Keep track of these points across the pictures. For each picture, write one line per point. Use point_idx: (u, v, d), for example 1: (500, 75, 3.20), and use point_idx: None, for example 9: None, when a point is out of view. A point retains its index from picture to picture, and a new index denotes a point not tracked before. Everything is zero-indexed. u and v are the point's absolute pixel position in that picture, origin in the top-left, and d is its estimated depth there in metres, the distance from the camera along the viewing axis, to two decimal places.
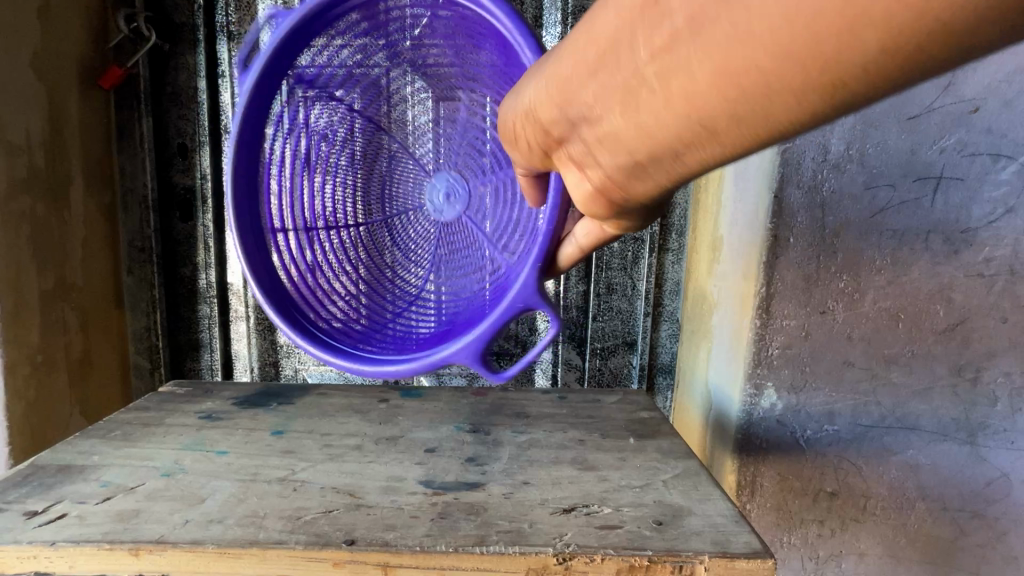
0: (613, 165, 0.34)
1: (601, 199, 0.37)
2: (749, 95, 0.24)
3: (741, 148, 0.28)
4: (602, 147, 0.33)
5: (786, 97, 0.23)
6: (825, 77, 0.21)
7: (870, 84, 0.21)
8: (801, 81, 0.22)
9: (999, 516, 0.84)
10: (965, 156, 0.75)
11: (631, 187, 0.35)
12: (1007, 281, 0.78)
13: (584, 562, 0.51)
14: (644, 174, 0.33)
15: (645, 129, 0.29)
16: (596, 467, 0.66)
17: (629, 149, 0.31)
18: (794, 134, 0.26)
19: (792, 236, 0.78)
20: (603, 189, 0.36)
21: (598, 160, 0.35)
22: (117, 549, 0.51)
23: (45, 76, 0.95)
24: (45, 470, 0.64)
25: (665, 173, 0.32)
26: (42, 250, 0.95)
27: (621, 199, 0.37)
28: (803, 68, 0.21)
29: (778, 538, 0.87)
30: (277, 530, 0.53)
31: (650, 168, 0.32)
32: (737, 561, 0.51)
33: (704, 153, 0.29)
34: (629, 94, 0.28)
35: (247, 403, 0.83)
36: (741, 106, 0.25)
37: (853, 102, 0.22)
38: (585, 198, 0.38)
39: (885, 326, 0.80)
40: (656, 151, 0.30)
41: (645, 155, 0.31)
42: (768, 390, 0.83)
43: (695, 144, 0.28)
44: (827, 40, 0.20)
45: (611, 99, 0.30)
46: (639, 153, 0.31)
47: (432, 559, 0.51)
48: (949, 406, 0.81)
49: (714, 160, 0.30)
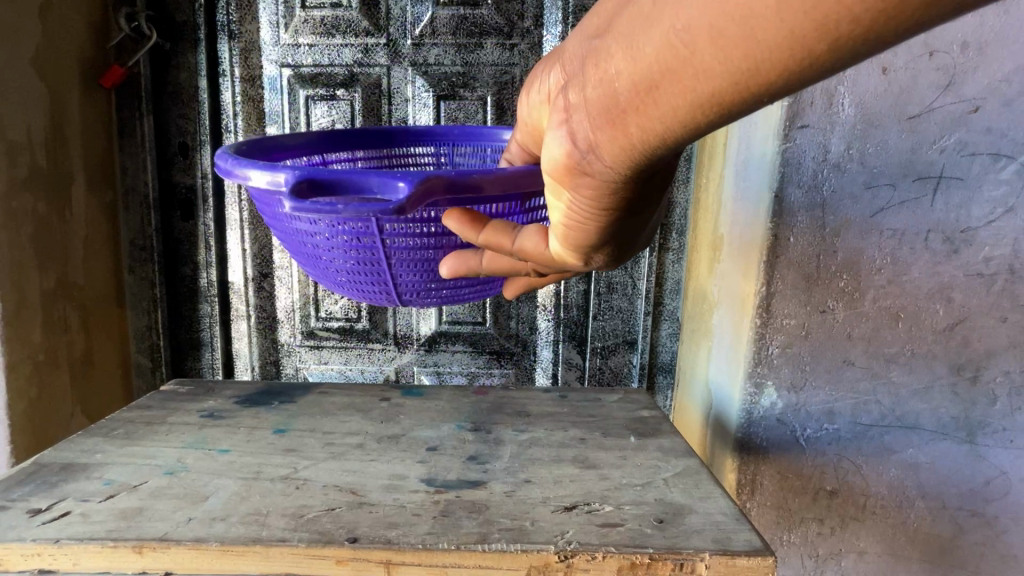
0: (586, 109, 0.36)
1: (563, 156, 0.38)
2: (735, 19, 0.28)
3: (710, 91, 0.31)
4: (587, 86, 0.36)
5: (764, 29, 0.28)
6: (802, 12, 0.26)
7: (829, 30, 0.27)
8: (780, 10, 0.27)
9: (997, 514, 0.84)
10: (965, 156, 0.75)
11: (594, 143, 0.37)
12: (1007, 281, 0.78)
13: (586, 560, 0.51)
14: (613, 121, 0.35)
15: (633, 56, 0.33)
16: (598, 466, 0.66)
17: (610, 83, 0.34)
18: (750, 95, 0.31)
19: (792, 236, 0.79)
20: (568, 137, 0.37)
21: (577, 103, 0.36)
22: (121, 546, 0.51)
23: (47, 75, 0.95)
24: (48, 468, 0.64)
25: (633, 124, 0.35)
26: (44, 248, 0.95)
27: (580, 160, 0.38)
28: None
29: (778, 537, 0.87)
30: (280, 528, 0.53)
31: (621, 111, 0.34)
32: (738, 558, 0.51)
33: (678, 89, 0.32)
34: (632, 22, 0.33)
35: (249, 402, 0.83)
36: (724, 20, 0.29)
37: (806, 58, 0.28)
38: (547, 158, 0.40)
39: (885, 325, 0.80)
40: (634, 85, 0.33)
41: (623, 89, 0.34)
42: (768, 389, 0.83)
43: (673, 77, 0.32)
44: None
45: (617, 34, 0.34)
46: (619, 88, 0.34)
47: (434, 557, 0.51)
48: (948, 405, 0.82)
49: (681, 108, 0.33)
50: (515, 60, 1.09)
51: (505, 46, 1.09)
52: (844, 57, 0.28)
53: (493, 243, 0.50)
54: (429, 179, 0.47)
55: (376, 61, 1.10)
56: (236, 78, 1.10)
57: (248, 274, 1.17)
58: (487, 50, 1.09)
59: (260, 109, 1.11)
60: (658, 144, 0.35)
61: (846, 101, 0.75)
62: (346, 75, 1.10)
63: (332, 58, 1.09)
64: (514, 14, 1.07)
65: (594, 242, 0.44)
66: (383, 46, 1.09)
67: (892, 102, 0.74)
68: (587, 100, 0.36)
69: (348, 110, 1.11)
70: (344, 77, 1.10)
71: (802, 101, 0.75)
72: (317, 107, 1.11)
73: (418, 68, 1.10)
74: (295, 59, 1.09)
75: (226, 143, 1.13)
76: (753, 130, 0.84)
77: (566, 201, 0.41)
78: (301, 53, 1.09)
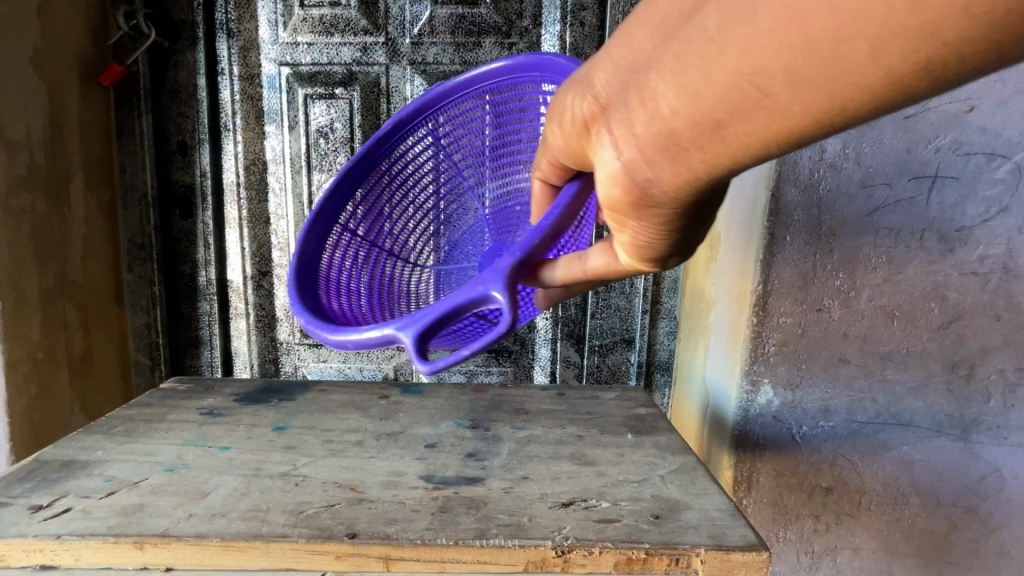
0: (642, 145, 0.36)
1: (621, 190, 0.40)
2: (813, 61, 0.27)
3: (777, 131, 0.31)
4: (643, 121, 0.36)
5: (844, 76, 0.27)
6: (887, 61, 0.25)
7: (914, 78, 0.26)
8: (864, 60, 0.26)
9: (991, 510, 0.85)
10: (960, 155, 0.76)
11: (654, 176, 0.37)
12: (1001, 280, 0.79)
13: (583, 555, 0.52)
14: (674, 156, 0.35)
15: (690, 95, 0.32)
16: (595, 462, 0.67)
17: (669, 121, 0.34)
18: (824, 129, 0.30)
19: (788, 235, 0.79)
20: (628, 171, 0.38)
21: (633, 137, 0.37)
22: (122, 542, 0.52)
23: (45, 73, 0.95)
24: (49, 465, 0.64)
25: (696, 158, 0.35)
26: (43, 246, 0.95)
27: (640, 193, 0.39)
28: (871, 20, 0.25)
29: (774, 533, 0.88)
30: (280, 524, 0.54)
31: (683, 148, 0.35)
32: (733, 553, 0.52)
33: (747, 128, 0.32)
34: (685, 57, 0.32)
35: (248, 399, 0.83)
36: (804, 63, 0.27)
37: (891, 95, 0.27)
38: (606, 190, 0.41)
39: (880, 323, 0.81)
40: (692, 123, 0.33)
41: (683, 127, 0.34)
42: (765, 386, 0.84)
43: (739, 118, 0.31)
44: (901, 23, 0.24)
45: (668, 66, 0.33)
46: (676, 125, 0.34)
47: (433, 552, 0.51)
48: (943, 402, 0.82)
49: (750, 143, 0.32)
50: None
51: (503, 45, 1.09)
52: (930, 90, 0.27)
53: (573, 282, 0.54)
54: (507, 274, 0.51)
55: (374, 60, 1.10)
56: (235, 76, 1.10)
57: (248, 273, 1.17)
58: (485, 49, 1.09)
59: (259, 108, 1.11)
60: (723, 170, 0.35)
61: None
62: (345, 74, 1.10)
63: (330, 57, 1.10)
64: (512, 13, 1.08)
65: (663, 257, 0.46)
66: (382, 44, 1.09)
67: None
68: (644, 137, 0.36)
69: (346, 109, 1.11)
70: (343, 75, 1.10)
71: None
72: (315, 106, 1.11)
73: (416, 67, 1.10)
74: (294, 58, 1.10)
75: (225, 141, 1.13)
76: None
77: (630, 228, 0.43)
78: (300, 52, 1.09)
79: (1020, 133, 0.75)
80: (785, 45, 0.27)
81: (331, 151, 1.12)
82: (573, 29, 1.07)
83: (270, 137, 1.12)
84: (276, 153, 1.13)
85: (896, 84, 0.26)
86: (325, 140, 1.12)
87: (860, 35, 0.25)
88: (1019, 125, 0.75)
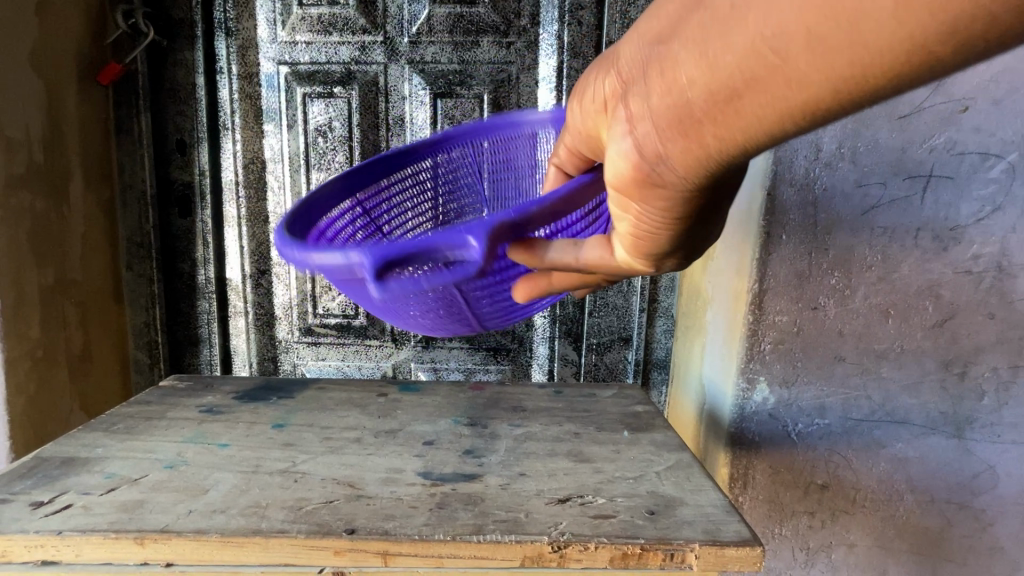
0: (657, 118, 0.37)
1: (632, 166, 0.40)
2: (832, 25, 0.29)
3: (791, 103, 0.32)
4: (661, 93, 0.37)
5: (860, 41, 0.28)
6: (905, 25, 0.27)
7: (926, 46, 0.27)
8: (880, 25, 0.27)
9: (985, 507, 0.86)
10: (955, 155, 0.77)
11: (666, 151, 0.38)
12: (995, 278, 0.79)
13: (579, 550, 0.52)
14: (688, 130, 0.36)
15: (711, 66, 0.34)
16: (591, 459, 0.67)
17: (685, 91, 0.35)
18: (834, 105, 0.32)
19: (784, 233, 0.80)
20: (640, 146, 0.39)
21: (649, 110, 0.38)
22: (122, 537, 0.52)
23: (44, 72, 0.95)
24: (50, 462, 0.65)
25: (708, 132, 0.36)
26: (42, 244, 0.96)
27: (650, 169, 0.39)
28: None
29: (770, 530, 0.88)
30: (279, 520, 0.54)
31: (696, 121, 0.36)
32: (727, 548, 0.52)
33: (761, 98, 0.33)
34: (707, 29, 0.33)
35: (248, 397, 0.84)
36: (823, 27, 0.29)
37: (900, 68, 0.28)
38: (616, 166, 0.41)
39: (875, 322, 0.81)
40: (710, 93, 0.34)
41: (699, 97, 0.35)
42: (761, 384, 0.84)
43: (754, 87, 0.33)
44: None
45: (690, 39, 0.34)
46: (694, 95, 0.35)
47: (431, 547, 0.52)
48: (937, 400, 0.83)
49: (762, 116, 0.34)
50: (512, 58, 1.10)
51: (501, 44, 1.09)
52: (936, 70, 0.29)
53: (561, 264, 0.50)
54: (497, 226, 0.44)
55: (372, 59, 1.10)
56: (233, 75, 1.10)
57: (246, 271, 1.17)
58: (483, 48, 1.10)
59: (258, 106, 1.12)
60: (734, 148, 0.36)
61: None
62: (343, 73, 1.10)
63: (329, 56, 1.10)
64: (510, 12, 1.08)
65: (663, 248, 0.46)
66: (380, 44, 1.10)
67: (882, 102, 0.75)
68: (660, 110, 0.37)
69: (345, 108, 1.11)
70: (341, 74, 1.10)
71: None
72: (314, 105, 1.11)
73: (414, 66, 1.11)
74: (293, 57, 1.10)
75: (224, 139, 1.13)
76: None
77: (634, 211, 0.43)
78: (298, 51, 1.10)
79: (1013, 133, 0.75)
80: (807, 7, 0.29)
81: (329, 149, 1.12)
82: (571, 28, 1.08)
83: (269, 136, 1.13)
84: (275, 152, 1.13)
85: (911, 49, 0.27)
86: (323, 138, 1.12)
87: None
88: (1013, 125, 0.75)
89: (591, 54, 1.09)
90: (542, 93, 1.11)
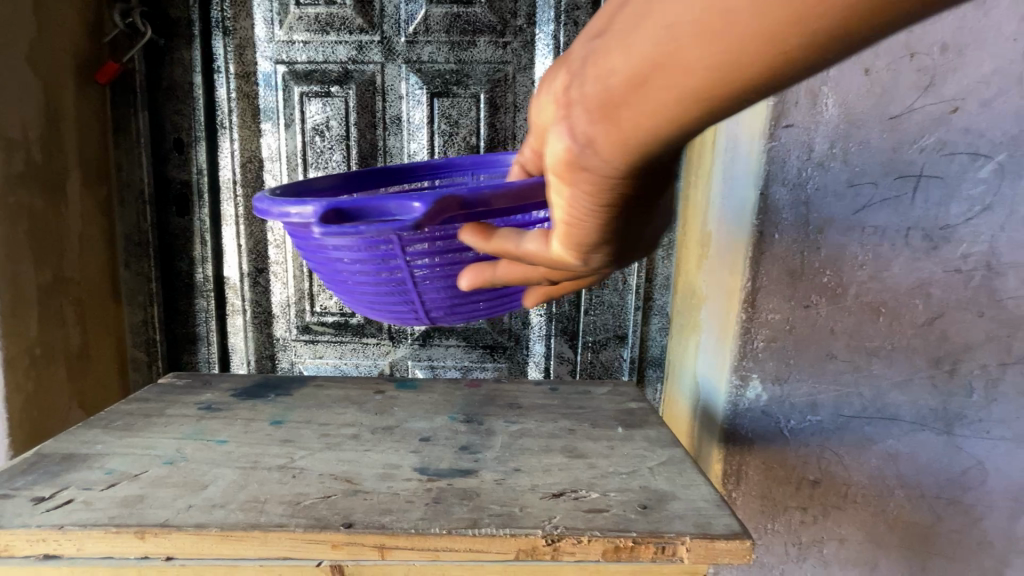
0: (585, 103, 0.35)
1: (564, 151, 0.37)
2: None
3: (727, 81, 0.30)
4: (594, 75, 0.34)
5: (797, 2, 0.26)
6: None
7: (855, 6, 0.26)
8: None
9: (974, 502, 0.87)
10: (944, 155, 0.78)
11: (599, 136, 0.35)
12: (984, 276, 0.81)
13: (572, 543, 0.53)
14: (622, 110, 0.34)
15: (631, 46, 0.32)
16: (585, 455, 0.68)
17: (615, 71, 0.33)
18: (767, 80, 0.30)
19: (776, 232, 0.81)
20: (573, 132, 0.36)
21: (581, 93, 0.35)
22: (124, 531, 0.53)
23: (41, 70, 0.96)
24: (50, 458, 0.65)
25: (645, 113, 0.33)
26: (40, 243, 0.96)
27: (581, 155, 0.36)
28: None
29: (763, 525, 0.90)
30: (278, 514, 0.55)
31: (628, 100, 0.33)
32: (717, 541, 0.53)
33: (694, 74, 0.30)
34: (639, 9, 0.32)
35: (246, 394, 0.84)
36: None
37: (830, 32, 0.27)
38: (547, 153, 0.38)
39: (866, 320, 0.82)
40: (631, 75, 0.32)
41: (631, 73, 0.32)
42: (754, 381, 0.85)
43: (684, 57, 0.30)
44: None
45: (625, 20, 0.32)
46: (615, 79, 0.33)
47: (427, 540, 0.53)
48: (927, 396, 0.84)
49: (699, 95, 0.31)
50: (508, 58, 1.11)
51: (497, 44, 1.10)
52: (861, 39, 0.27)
53: (503, 250, 0.50)
54: (443, 198, 0.50)
55: (370, 59, 1.11)
56: (231, 74, 1.11)
57: (244, 269, 1.18)
58: (480, 47, 1.10)
59: (255, 106, 1.12)
60: (668, 131, 0.34)
61: (830, 101, 0.77)
62: (341, 72, 1.11)
63: (326, 55, 1.10)
64: (507, 12, 1.09)
65: (597, 242, 0.43)
66: (377, 43, 1.10)
67: (873, 103, 0.76)
68: (588, 94, 0.34)
69: (342, 107, 1.12)
70: (339, 74, 1.11)
71: (787, 101, 0.77)
72: (311, 104, 1.11)
73: (411, 66, 1.11)
74: (290, 56, 1.10)
75: (221, 138, 1.13)
76: (741, 131, 0.86)
77: (567, 199, 0.40)
78: (295, 50, 1.10)
79: (1001, 134, 0.77)
80: None
81: (326, 148, 1.13)
82: (567, 28, 1.08)
83: (266, 135, 1.13)
84: (272, 151, 1.13)
85: (842, 8, 0.26)
86: (320, 137, 1.13)
87: None
88: (1001, 126, 0.76)
89: None
90: None
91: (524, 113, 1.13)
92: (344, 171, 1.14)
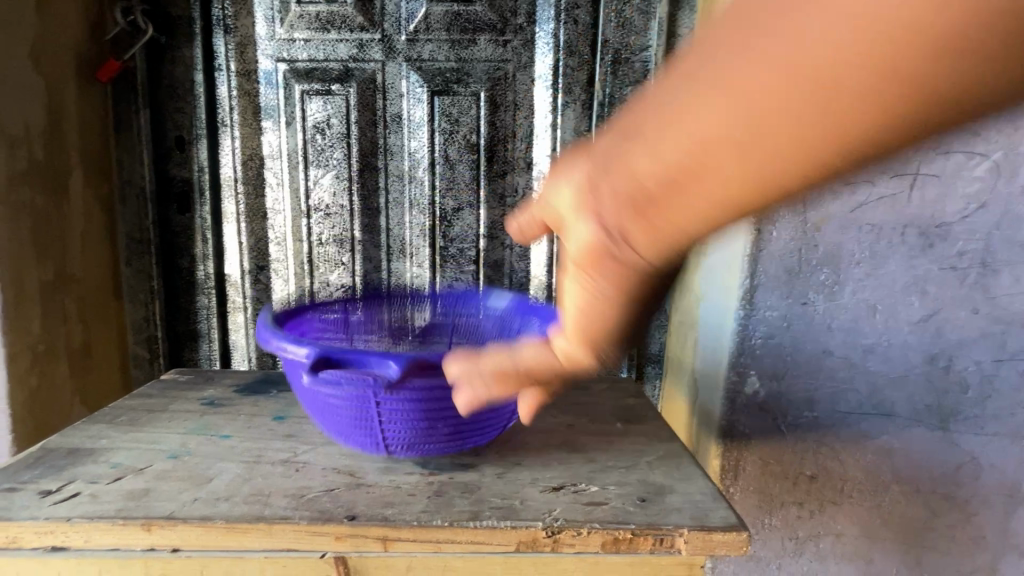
0: (613, 198, 0.33)
1: (588, 243, 0.35)
2: (811, 98, 0.26)
3: (773, 183, 0.29)
4: (620, 171, 0.32)
5: (845, 116, 0.26)
6: (884, 96, 0.25)
7: (901, 122, 0.26)
8: (860, 95, 0.25)
9: (968, 498, 0.88)
10: (939, 154, 0.79)
11: (625, 232, 0.33)
12: (979, 273, 0.81)
13: (572, 535, 0.54)
14: (652, 208, 0.32)
15: (666, 144, 0.30)
16: (584, 450, 0.69)
17: (644, 172, 0.31)
18: (810, 181, 0.29)
19: (774, 229, 0.82)
20: (600, 230, 0.34)
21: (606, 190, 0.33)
22: (130, 524, 0.54)
23: (43, 68, 0.96)
24: (56, 453, 0.66)
25: (674, 215, 0.32)
26: (42, 240, 0.97)
27: (609, 248, 0.34)
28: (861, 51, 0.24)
29: (760, 520, 0.91)
30: (282, 507, 0.56)
31: (659, 200, 0.31)
32: (715, 533, 0.54)
33: (735, 180, 0.29)
34: (664, 110, 0.30)
35: (248, 390, 0.85)
36: (802, 106, 0.27)
37: (876, 144, 0.27)
38: (570, 242, 0.36)
39: (863, 316, 0.83)
40: (667, 175, 0.30)
41: (660, 176, 0.31)
42: (751, 377, 0.86)
43: (731, 165, 0.29)
44: (897, 55, 0.24)
45: (653, 118, 0.31)
46: (649, 176, 0.31)
47: (428, 532, 0.54)
48: (923, 392, 0.85)
49: (734, 194, 0.30)
50: (508, 56, 1.11)
51: (497, 42, 1.11)
52: (902, 146, 0.27)
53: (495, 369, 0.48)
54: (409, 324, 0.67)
55: (370, 57, 1.11)
56: (232, 72, 1.11)
57: (245, 267, 1.18)
58: (480, 46, 1.11)
59: (256, 103, 1.12)
60: (699, 229, 0.32)
61: None
62: (341, 70, 1.11)
63: (327, 53, 1.11)
64: (507, 10, 1.09)
65: (613, 337, 0.40)
66: (378, 41, 1.11)
67: None
68: (616, 189, 0.32)
69: (343, 105, 1.12)
70: (339, 72, 1.11)
71: None
72: (312, 102, 1.12)
73: (412, 64, 1.12)
74: (291, 54, 1.11)
75: (223, 136, 1.13)
76: None
77: (586, 288, 0.37)
78: (297, 48, 1.11)
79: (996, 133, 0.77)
80: (786, 73, 0.26)
81: (327, 146, 1.14)
82: (567, 27, 1.09)
83: (267, 133, 1.13)
84: (273, 148, 1.14)
85: (886, 122, 0.26)
86: (321, 135, 1.13)
87: (851, 63, 0.25)
88: (996, 125, 0.77)
89: (587, 52, 1.10)
90: (538, 91, 1.12)
91: (524, 112, 1.13)
92: (344, 169, 1.14)
